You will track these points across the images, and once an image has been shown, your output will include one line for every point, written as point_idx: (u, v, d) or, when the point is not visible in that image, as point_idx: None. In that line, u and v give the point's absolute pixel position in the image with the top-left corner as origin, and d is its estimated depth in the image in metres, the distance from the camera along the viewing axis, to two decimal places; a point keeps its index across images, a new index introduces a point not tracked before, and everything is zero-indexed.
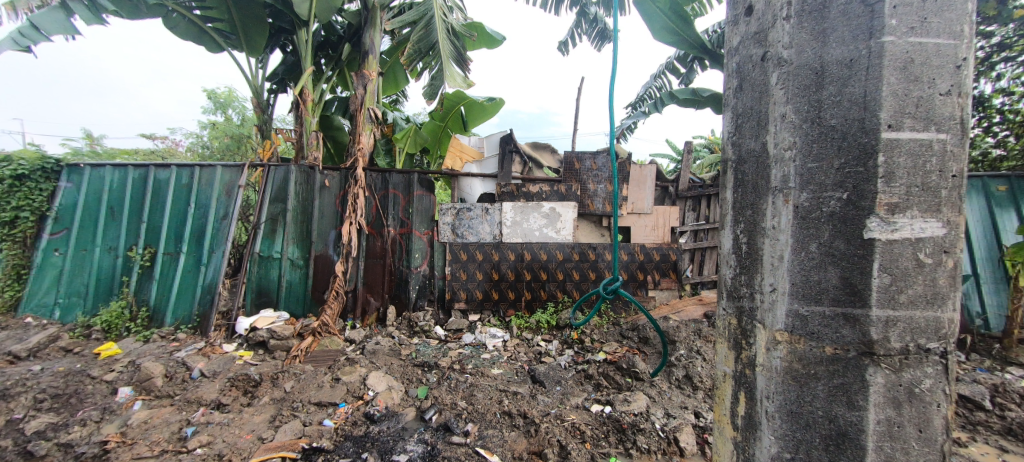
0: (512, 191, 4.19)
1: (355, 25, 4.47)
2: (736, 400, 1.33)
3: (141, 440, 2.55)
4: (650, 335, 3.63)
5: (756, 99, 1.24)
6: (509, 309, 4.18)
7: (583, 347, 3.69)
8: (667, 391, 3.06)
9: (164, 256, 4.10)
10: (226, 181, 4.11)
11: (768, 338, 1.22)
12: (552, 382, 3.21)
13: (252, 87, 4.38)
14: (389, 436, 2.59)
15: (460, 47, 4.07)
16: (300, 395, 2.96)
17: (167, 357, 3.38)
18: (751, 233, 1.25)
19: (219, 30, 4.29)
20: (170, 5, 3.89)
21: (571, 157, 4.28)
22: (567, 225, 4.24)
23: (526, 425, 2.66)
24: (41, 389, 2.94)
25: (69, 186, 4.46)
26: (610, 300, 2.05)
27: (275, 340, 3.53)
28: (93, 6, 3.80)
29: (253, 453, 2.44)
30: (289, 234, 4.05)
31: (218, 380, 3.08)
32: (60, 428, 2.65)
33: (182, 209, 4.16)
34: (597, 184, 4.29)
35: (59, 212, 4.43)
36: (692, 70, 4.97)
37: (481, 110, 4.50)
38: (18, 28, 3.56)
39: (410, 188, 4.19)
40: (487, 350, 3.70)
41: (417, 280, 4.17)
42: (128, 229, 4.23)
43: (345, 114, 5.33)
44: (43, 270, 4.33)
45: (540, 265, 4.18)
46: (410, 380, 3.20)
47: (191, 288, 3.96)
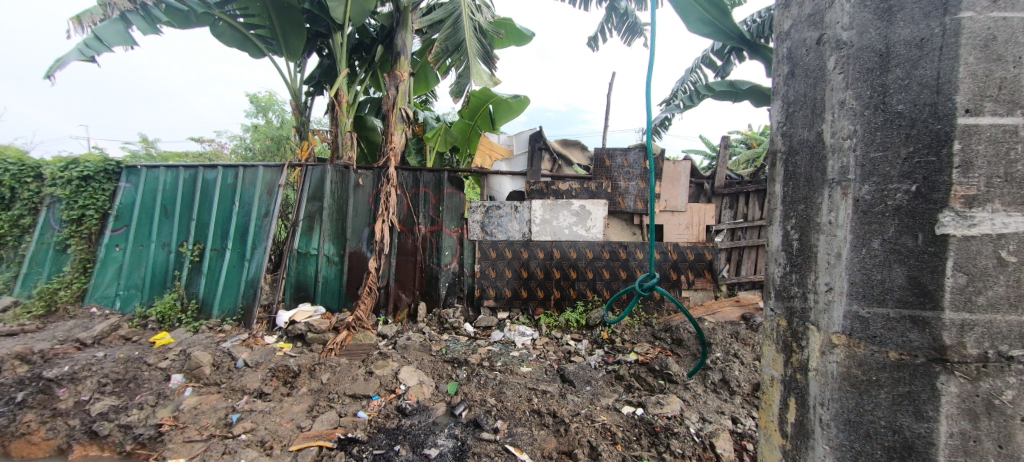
0: (541, 188, 4.16)
1: (387, 27, 4.58)
2: (785, 407, 1.26)
3: (192, 424, 2.72)
4: (685, 336, 3.52)
5: (810, 85, 1.17)
6: (538, 307, 4.15)
7: (614, 348, 3.61)
8: (702, 394, 2.95)
9: (212, 251, 4.34)
10: (268, 180, 4.30)
11: (823, 341, 1.14)
12: (582, 382, 3.17)
13: (291, 90, 4.56)
14: (421, 430, 2.64)
15: (487, 45, 4.08)
16: (335, 387, 3.05)
17: (214, 347, 3.57)
18: (803, 228, 1.18)
19: (261, 37, 4.49)
20: (216, 13, 4.10)
21: (601, 154, 4.19)
22: (598, 224, 4.16)
23: (556, 424, 2.63)
24: (104, 374, 3.17)
25: (128, 186, 4.79)
26: (647, 297, 2.01)
27: (313, 333, 3.67)
28: (149, 17, 4.05)
29: (293, 441, 2.55)
30: (326, 231, 4.20)
31: (260, 370, 3.23)
32: (122, 410, 2.87)
33: (228, 207, 4.38)
34: (629, 181, 4.20)
35: (119, 210, 4.77)
36: (729, 62, 4.77)
37: (509, 108, 4.48)
38: (84, 40, 3.85)
39: (441, 186, 4.24)
40: (516, 348, 3.69)
41: (447, 277, 4.22)
42: (180, 226, 4.51)
43: (378, 114, 5.46)
44: (107, 264, 4.68)
45: (569, 263, 4.12)
46: (440, 376, 3.25)
47: (235, 282, 4.17)
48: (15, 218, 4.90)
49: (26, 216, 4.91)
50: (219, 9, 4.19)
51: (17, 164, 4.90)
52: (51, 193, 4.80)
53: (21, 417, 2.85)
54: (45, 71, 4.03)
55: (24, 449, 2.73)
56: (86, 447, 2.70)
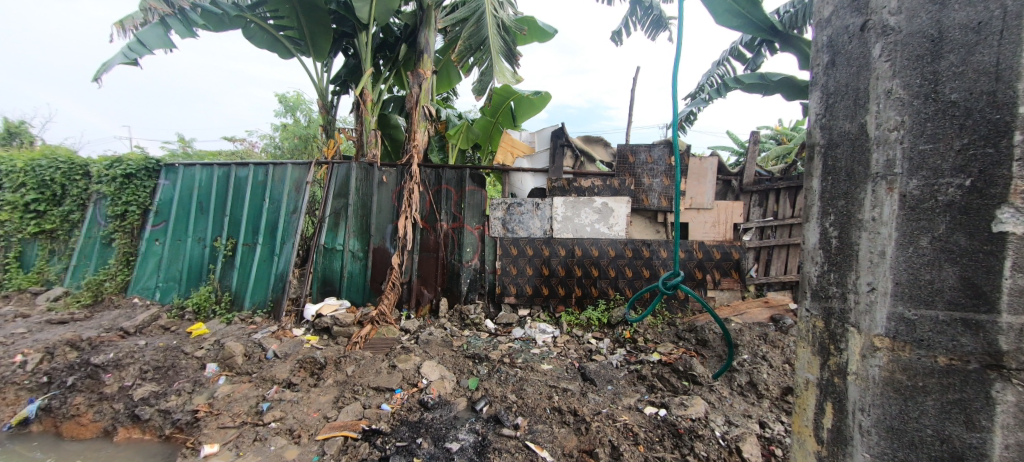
0: (563, 185, 4.14)
1: (411, 26, 4.63)
2: (821, 413, 1.21)
3: (225, 411, 2.84)
4: (710, 337, 3.43)
5: (852, 74, 1.13)
6: (559, 305, 4.13)
7: (636, 347, 3.56)
8: (728, 397, 2.87)
9: (244, 246, 4.50)
10: (296, 178, 4.43)
11: (865, 344, 1.09)
12: (603, 381, 3.14)
13: (318, 89, 4.67)
14: (442, 424, 2.67)
15: (511, 42, 4.07)
16: (360, 379, 3.12)
17: (246, 338, 3.72)
18: (843, 225, 1.13)
19: (290, 38, 4.62)
20: (248, 16, 4.25)
21: (625, 150, 4.13)
22: (621, 221, 4.10)
23: (577, 422, 2.62)
24: (145, 361, 3.34)
25: (167, 183, 5.03)
26: (672, 296, 1.97)
27: (338, 327, 3.76)
28: (186, 21, 4.21)
29: (320, 430, 2.63)
30: (351, 227, 4.30)
31: (289, 361, 3.34)
32: (161, 396, 3.03)
33: (259, 204, 4.54)
34: (653, 178, 4.12)
35: (159, 206, 5.01)
36: (760, 54, 4.61)
37: (532, 105, 4.47)
38: (127, 44, 4.05)
39: (463, 183, 4.27)
40: (537, 345, 3.69)
41: (468, 273, 4.25)
42: (214, 221, 4.70)
43: (401, 113, 5.55)
44: (148, 257, 4.93)
45: (591, 261, 4.08)
46: (462, 371, 3.28)
47: (265, 276, 4.32)
48: (67, 213, 5.24)
49: (76, 211, 5.24)
50: (251, 12, 4.33)
51: (68, 163, 5.23)
52: (98, 189, 5.10)
53: (71, 400, 3.04)
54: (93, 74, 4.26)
55: (75, 429, 2.93)
56: (130, 429, 2.86)
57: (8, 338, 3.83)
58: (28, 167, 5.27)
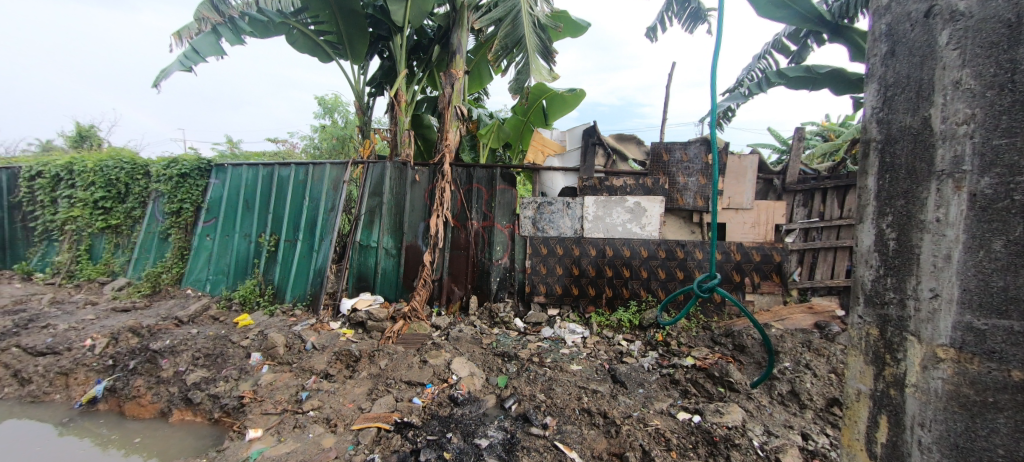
0: (595, 184, 4.08)
1: (444, 27, 4.70)
2: (875, 426, 1.14)
3: (268, 398, 2.99)
4: (748, 343, 3.31)
5: (915, 64, 1.05)
6: (590, 305, 4.08)
7: (669, 350, 3.48)
8: (767, 406, 2.74)
9: (286, 242, 4.73)
10: (334, 177, 4.61)
11: (926, 354, 1.02)
12: (634, 384, 3.08)
13: (356, 91, 4.83)
14: (472, 420, 2.70)
15: (546, 39, 4.06)
16: (392, 373, 3.21)
17: (287, 330, 3.90)
18: (902, 226, 1.06)
19: (329, 42, 4.79)
20: (291, 23, 4.46)
21: (659, 148, 4.02)
22: (654, 221, 4.00)
23: (606, 425, 2.59)
24: (197, 348, 3.57)
25: (217, 182, 5.34)
26: (708, 298, 1.90)
27: (372, 321, 3.87)
28: (235, 29, 4.47)
29: (354, 420, 2.73)
30: (385, 225, 4.43)
31: (327, 353, 3.48)
32: (211, 381, 3.24)
33: (299, 202, 4.75)
34: (688, 177, 4.00)
35: (210, 204, 5.34)
36: (806, 47, 4.39)
37: (564, 103, 4.44)
38: (184, 52, 4.34)
39: (493, 182, 4.30)
40: (567, 345, 3.67)
41: (498, 272, 4.27)
42: (259, 218, 4.97)
43: (433, 113, 5.65)
44: (199, 252, 5.27)
45: (622, 261, 4.01)
46: (491, 369, 3.31)
47: (305, 271, 4.51)
48: (130, 210, 5.69)
49: (137, 208, 5.68)
50: (294, 19, 4.55)
51: (131, 163, 5.67)
52: (157, 188, 5.50)
53: (133, 382, 3.30)
54: (153, 81, 4.58)
55: (136, 409, 3.19)
56: (183, 412, 3.09)
57: (80, 323, 4.21)
58: (97, 167, 5.77)
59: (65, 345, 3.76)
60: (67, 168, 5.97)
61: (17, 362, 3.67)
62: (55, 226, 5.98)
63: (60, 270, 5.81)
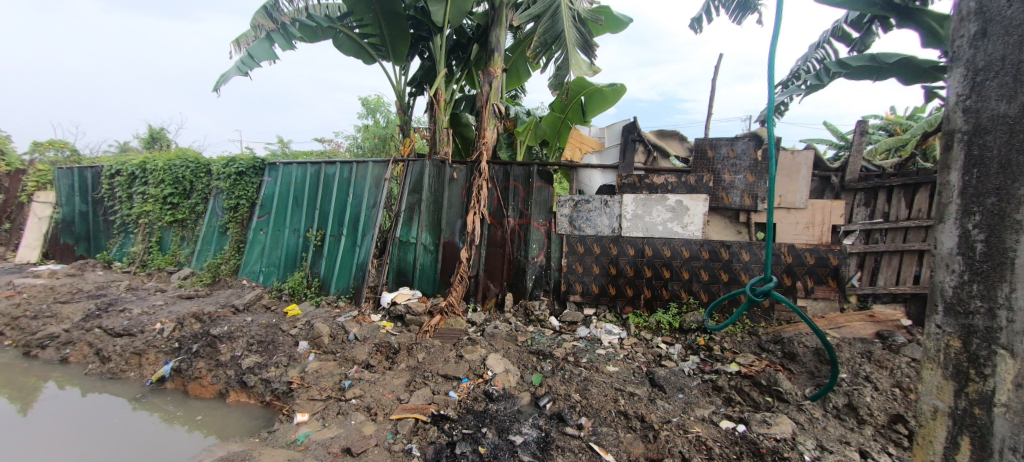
0: (634, 182, 3.98)
1: (482, 26, 4.74)
2: (954, 446, 1.09)
3: (314, 385, 3.16)
4: (800, 351, 3.10)
5: (1013, 45, 0.96)
6: (627, 306, 3.99)
7: (712, 356, 3.33)
8: (821, 419, 2.56)
9: (331, 237, 4.95)
10: (376, 175, 4.77)
11: (1019, 370, 0.94)
12: (674, 388, 2.98)
13: (397, 91, 4.97)
14: (506, 416, 2.72)
15: (586, 33, 4.00)
16: (429, 366, 3.28)
17: (332, 321, 4.09)
18: (992, 227, 0.98)
19: (372, 44, 4.95)
20: (338, 27, 4.65)
21: (703, 144, 3.85)
22: (697, 220, 3.83)
23: (644, 429, 2.52)
24: (251, 335, 3.82)
25: (269, 179, 5.67)
26: (761, 302, 1.82)
27: (411, 315, 3.97)
28: (287, 35, 4.71)
29: (393, 410, 2.82)
30: (424, 221, 4.54)
31: (368, 344, 3.61)
32: (264, 367, 3.46)
33: (344, 198, 4.97)
34: (734, 174, 3.80)
35: (263, 200, 5.68)
36: (870, 33, 4.06)
37: (603, 98, 4.38)
38: (241, 59, 4.62)
39: (530, 180, 4.28)
40: (603, 346, 3.61)
41: (534, 270, 4.26)
42: (307, 214, 5.24)
43: (472, 111, 5.73)
44: (253, 245, 5.62)
45: (662, 262, 3.88)
46: (526, 366, 3.31)
47: (348, 265, 4.71)
48: (194, 206, 6.17)
49: (200, 203, 6.14)
50: (340, 23, 4.73)
51: (195, 162, 6.15)
52: (217, 185, 5.93)
53: (195, 364, 3.59)
54: (214, 86, 4.93)
55: (198, 389, 3.47)
56: (239, 393, 3.34)
57: (151, 308, 4.63)
58: (166, 166, 6.30)
59: (138, 328, 4.15)
60: (141, 167, 6.56)
61: (99, 341, 4.09)
62: (132, 220, 6.61)
63: (136, 259, 6.43)
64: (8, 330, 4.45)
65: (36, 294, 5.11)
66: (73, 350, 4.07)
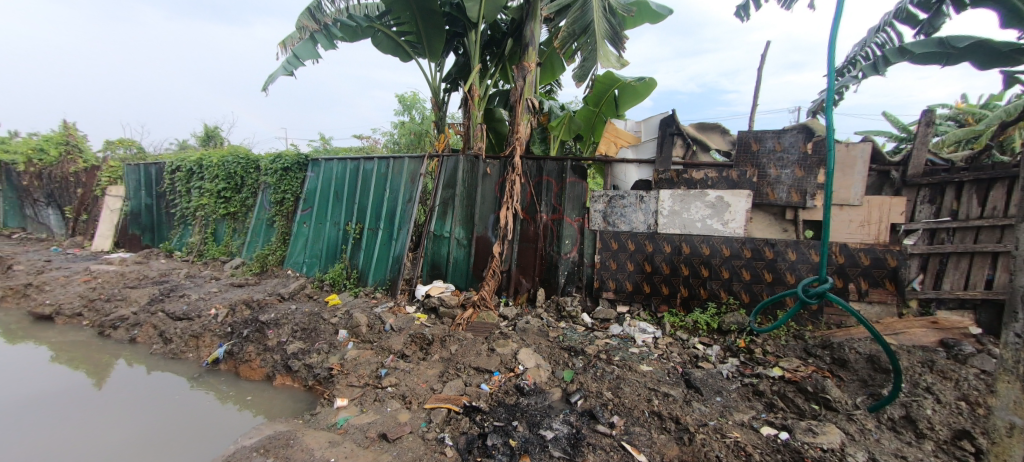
0: (671, 177, 3.86)
1: (517, 20, 4.72)
2: None
3: (353, 372, 3.30)
4: (851, 358, 2.91)
5: None
6: (662, 305, 3.89)
7: (752, 359, 3.20)
8: (873, 431, 2.39)
9: (369, 231, 5.13)
10: (412, 170, 4.89)
11: None
12: (711, 391, 2.88)
13: (432, 87, 5.05)
14: (538, 411, 2.73)
15: (616, 25, 3.93)
16: (462, 358, 3.34)
17: (369, 311, 4.25)
18: None
19: (409, 42, 5.06)
20: (377, 26, 4.78)
21: (747, 137, 3.68)
22: (738, 217, 3.65)
23: (678, 431, 2.46)
24: (296, 322, 4.03)
25: (312, 174, 5.95)
26: (814, 305, 1.76)
27: (444, 307, 4.06)
28: (329, 35, 4.89)
29: (427, 400, 2.90)
30: (457, 216, 4.62)
31: (403, 334, 3.72)
32: (307, 353, 3.65)
33: (381, 193, 5.13)
34: (781, 169, 3.59)
35: (307, 194, 5.95)
36: (940, 14, 3.71)
37: (636, 93, 4.27)
38: (287, 58, 4.84)
39: (564, 175, 4.25)
40: (636, 345, 3.54)
41: (566, 265, 4.24)
42: (347, 208, 5.45)
43: (505, 106, 5.73)
44: (297, 237, 5.91)
45: (700, 260, 3.75)
46: (557, 362, 3.30)
47: (385, 257, 4.86)
48: (244, 200, 6.57)
49: (250, 198, 6.53)
50: (379, 22, 4.87)
51: (246, 159, 6.53)
52: (266, 180, 6.28)
53: (246, 348, 3.84)
54: (263, 85, 5.20)
55: (249, 371, 3.71)
56: (284, 377, 3.55)
57: (206, 295, 4.98)
58: (220, 163, 6.73)
59: (196, 313, 4.48)
60: (198, 163, 7.06)
61: (161, 324, 4.44)
62: (190, 212, 7.14)
63: (194, 249, 6.94)
64: (86, 311, 4.94)
65: (109, 279, 5.64)
66: (140, 331, 4.45)
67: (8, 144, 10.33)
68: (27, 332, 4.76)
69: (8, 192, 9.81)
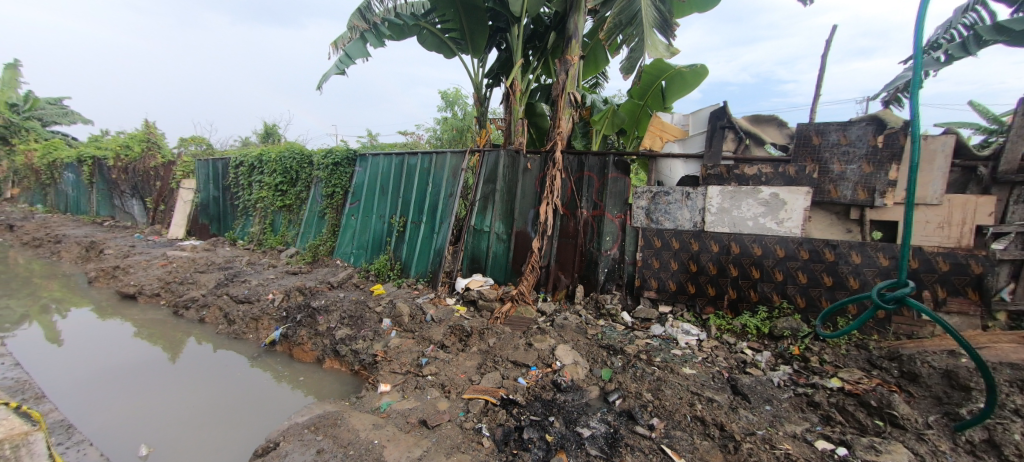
0: (721, 173, 3.68)
1: (561, 13, 4.66)
2: None
3: (396, 359, 3.44)
4: (923, 372, 2.65)
5: None
6: (707, 306, 3.74)
7: (808, 368, 3.00)
8: (948, 453, 2.16)
9: (412, 224, 5.30)
10: (454, 165, 4.99)
11: None
12: (759, 399, 2.74)
13: (475, 83, 5.11)
14: (575, 408, 2.72)
15: (666, 12, 3.81)
16: (500, 351, 3.39)
17: (412, 301, 4.40)
18: None
19: (453, 39, 5.14)
20: (422, 23, 4.89)
21: (807, 130, 3.42)
22: (795, 216, 3.41)
23: (723, 439, 2.36)
24: (343, 310, 4.24)
25: (360, 169, 6.22)
26: (892, 310, 1.61)
27: (483, 301, 4.13)
28: (378, 33, 5.05)
29: (465, 390, 2.97)
30: (497, 211, 4.66)
31: (443, 326, 3.82)
32: (353, 339, 3.84)
33: (424, 187, 5.28)
34: (846, 164, 3.32)
35: (354, 188, 6.24)
36: None
37: (684, 83, 4.09)
38: (339, 58, 5.07)
39: (605, 170, 4.16)
40: (679, 346, 3.43)
41: (607, 263, 4.16)
42: (392, 202, 5.65)
43: (547, 101, 5.69)
44: (345, 229, 6.21)
45: (751, 261, 3.55)
46: (595, 360, 3.27)
47: (427, 250, 5.00)
48: (299, 193, 6.99)
49: (303, 191, 6.94)
50: (424, 20, 4.98)
51: (300, 154, 6.95)
52: (318, 174, 6.65)
53: (299, 331, 4.11)
54: (318, 84, 5.49)
55: (301, 354, 3.98)
56: (333, 361, 3.77)
57: (265, 281, 5.36)
58: (278, 158, 7.21)
59: (256, 297, 4.84)
60: (258, 158, 7.58)
61: (226, 306, 4.84)
62: (252, 204, 7.70)
63: (255, 238, 7.50)
64: (163, 292, 5.48)
65: (183, 264, 6.22)
66: (208, 312, 4.88)
67: (101, 142, 11.64)
68: (116, 309, 5.36)
69: (100, 185, 11.04)
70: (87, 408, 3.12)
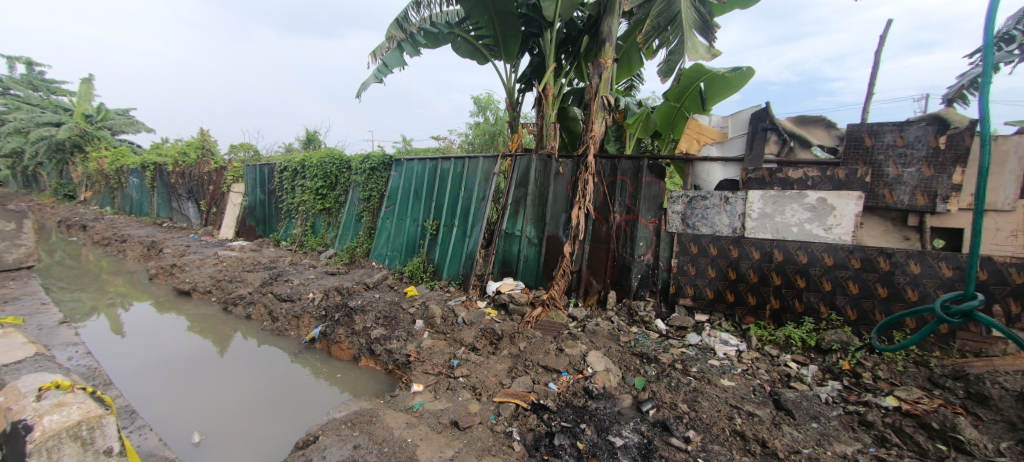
0: (763, 177, 3.53)
1: (594, 16, 4.64)
2: None
3: (428, 360, 3.51)
4: (993, 393, 2.42)
5: None
6: (747, 316, 3.59)
7: (859, 385, 2.82)
8: None
9: (444, 227, 5.40)
10: (486, 169, 5.07)
11: None
12: (805, 416, 2.59)
13: (507, 88, 5.17)
14: (606, 416, 2.68)
15: (705, 13, 3.72)
16: (531, 355, 3.39)
17: (444, 303, 4.48)
18: None
19: (486, 45, 5.21)
20: (456, 31, 5.00)
21: (859, 131, 3.23)
22: (845, 222, 3.22)
23: (765, 456, 2.25)
24: (378, 310, 4.37)
25: (395, 174, 6.41)
26: (959, 325, 1.49)
27: (514, 304, 4.14)
28: (414, 41, 5.20)
29: (496, 393, 2.99)
30: (529, 215, 4.68)
31: (474, 328, 3.87)
32: (388, 339, 3.95)
33: (456, 191, 5.38)
34: (903, 167, 3.10)
35: (390, 192, 6.43)
36: None
37: (724, 85, 3.96)
38: (378, 67, 5.26)
39: (639, 174, 4.09)
40: (716, 357, 3.31)
41: (640, 268, 4.08)
42: (425, 206, 5.79)
43: (579, 105, 5.66)
44: (380, 231, 6.42)
45: (795, 269, 3.38)
46: (628, 368, 3.21)
47: (459, 253, 5.08)
48: (338, 196, 7.29)
49: (342, 194, 7.23)
50: (458, 27, 5.08)
51: (340, 160, 7.25)
52: (356, 179, 6.92)
53: (337, 330, 4.28)
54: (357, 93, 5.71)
55: (339, 351, 4.14)
56: (369, 360, 3.89)
57: (306, 281, 5.62)
58: (319, 163, 7.55)
59: (297, 295, 5.08)
60: (301, 164, 7.97)
61: (270, 304, 5.10)
62: (294, 207, 8.11)
63: (296, 240, 7.88)
64: (214, 289, 5.85)
65: (232, 263, 6.63)
66: (254, 310, 5.16)
67: (162, 149, 12.61)
68: (173, 304, 5.78)
69: (160, 189, 11.94)
70: (149, 396, 3.38)
